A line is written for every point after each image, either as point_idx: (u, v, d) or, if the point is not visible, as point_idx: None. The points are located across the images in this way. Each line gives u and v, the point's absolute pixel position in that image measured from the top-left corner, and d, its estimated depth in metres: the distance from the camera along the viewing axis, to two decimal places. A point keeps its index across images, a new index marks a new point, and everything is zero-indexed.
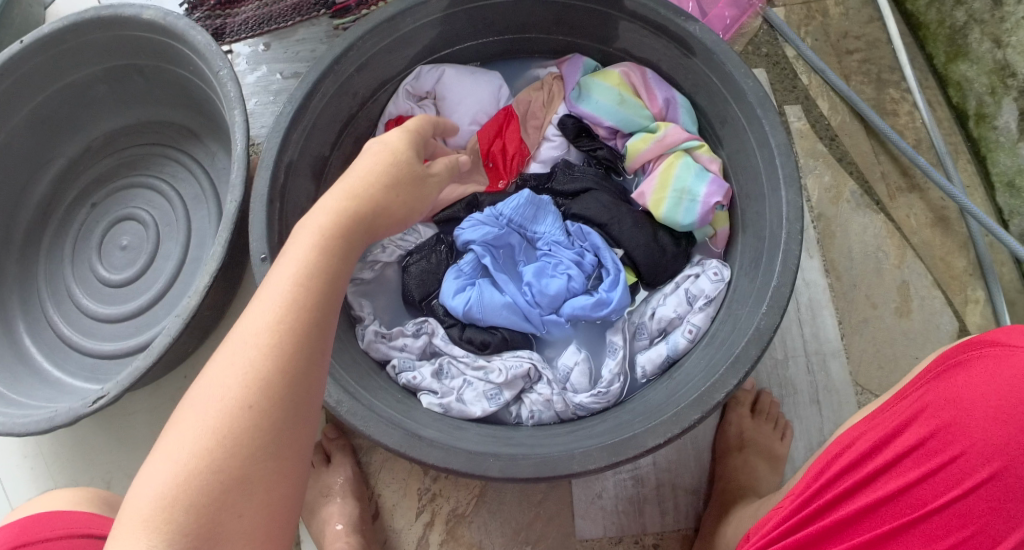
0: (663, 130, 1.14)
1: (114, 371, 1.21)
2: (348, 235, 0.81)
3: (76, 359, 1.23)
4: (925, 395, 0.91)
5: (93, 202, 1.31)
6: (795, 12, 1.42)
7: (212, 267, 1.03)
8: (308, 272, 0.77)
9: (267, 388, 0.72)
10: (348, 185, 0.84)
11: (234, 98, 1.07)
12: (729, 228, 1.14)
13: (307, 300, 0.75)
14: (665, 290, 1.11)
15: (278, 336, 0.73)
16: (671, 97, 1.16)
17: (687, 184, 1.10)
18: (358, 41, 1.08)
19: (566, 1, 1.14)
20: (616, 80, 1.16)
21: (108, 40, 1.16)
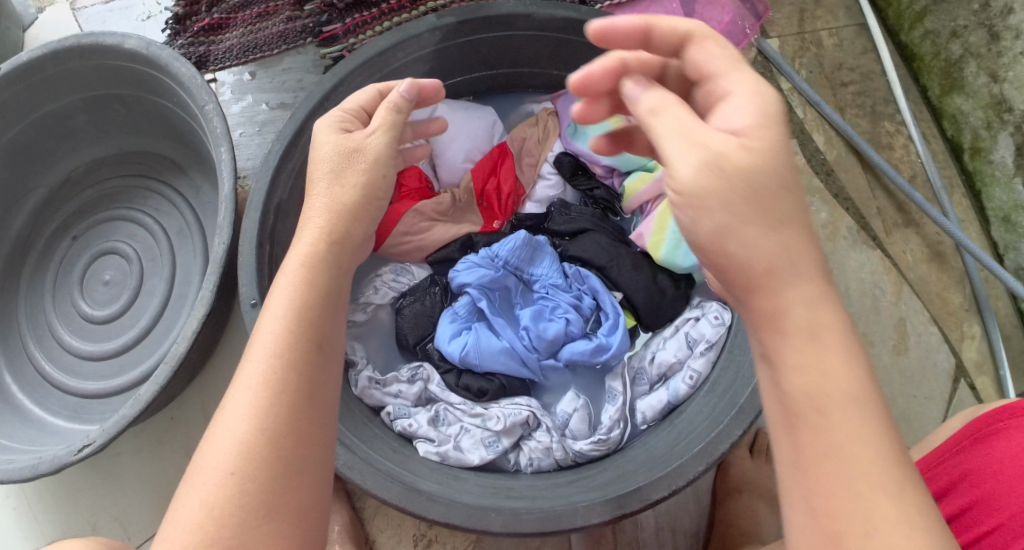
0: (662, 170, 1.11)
1: (99, 411, 1.17)
2: (324, 280, 0.79)
3: (58, 397, 1.19)
4: (961, 463, 0.89)
5: (73, 235, 1.27)
6: (790, 43, 1.40)
7: (201, 312, 0.99)
8: (289, 330, 0.75)
9: (251, 450, 0.71)
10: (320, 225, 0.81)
11: (219, 135, 1.02)
12: None
13: (291, 359, 0.74)
14: (665, 334, 1.10)
15: (259, 403, 0.72)
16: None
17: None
18: (349, 76, 1.05)
19: (562, 35, 1.12)
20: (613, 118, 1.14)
21: (87, 68, 1.12)
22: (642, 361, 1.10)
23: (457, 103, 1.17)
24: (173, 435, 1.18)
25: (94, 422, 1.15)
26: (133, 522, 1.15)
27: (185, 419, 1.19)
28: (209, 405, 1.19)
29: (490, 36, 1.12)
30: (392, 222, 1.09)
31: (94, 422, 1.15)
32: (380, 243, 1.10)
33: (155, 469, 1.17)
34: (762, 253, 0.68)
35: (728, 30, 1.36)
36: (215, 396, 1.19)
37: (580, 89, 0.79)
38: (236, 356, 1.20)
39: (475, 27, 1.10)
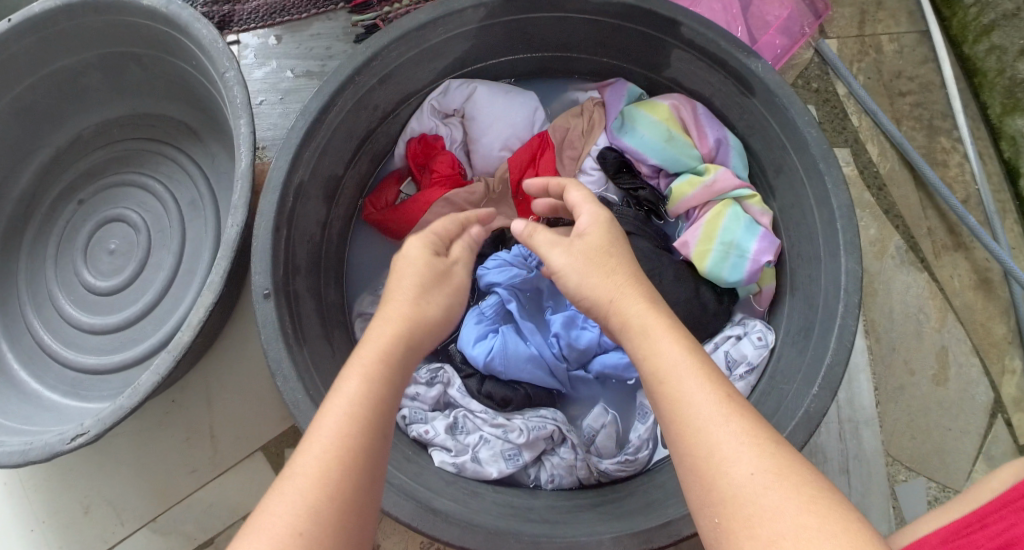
0: (712, 175, 1.05)
1: (98, 389, 1.10)
2: (409, 351, 0.77)
3: (55, 370, 1.11)
4: (1012, 529, 0.78)
5: (80, 199, 1.18)
6: (848, 46, 1.32)
7: (209, 299, 0.90)
8: (362, 423, 0.70)
9: (321, 514, 0.66)
10: (383, 339, 0.77)
11: (240, 105, 0.94)
12: (775, 285, 1.06)
13: (341, 485, 0.67)
14: None
15: (339, 464, 0.68)
16: (723, 137, 1.07)
17: (736, 237, 1.02)
18: (383, 50, 0.96)
19: (614, 21, 1.04)
20: (664, 114, 1.08)
21: (104, 24, 1.03)
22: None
23: (497, 88, 1.09)
24: (173, 419, 1.11)
25: (92, 400, 1.08)
26: (129, 507, 1.09)
27: (186, 403, 1.11)
28: (213, 389, 1.11)
29: (538, 17, 1.04)
30: (420, 209, 1.04)
31: (92, 401, 1.08)
32: (408, 231, 1.05)
33: (153, 453, 1.10)
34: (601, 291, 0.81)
35: (785, 27, 1.29)
36: (220, 380, 1.12)
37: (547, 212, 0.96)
38: (245, 338, 1.13)
39: (523, 6, 1.01)
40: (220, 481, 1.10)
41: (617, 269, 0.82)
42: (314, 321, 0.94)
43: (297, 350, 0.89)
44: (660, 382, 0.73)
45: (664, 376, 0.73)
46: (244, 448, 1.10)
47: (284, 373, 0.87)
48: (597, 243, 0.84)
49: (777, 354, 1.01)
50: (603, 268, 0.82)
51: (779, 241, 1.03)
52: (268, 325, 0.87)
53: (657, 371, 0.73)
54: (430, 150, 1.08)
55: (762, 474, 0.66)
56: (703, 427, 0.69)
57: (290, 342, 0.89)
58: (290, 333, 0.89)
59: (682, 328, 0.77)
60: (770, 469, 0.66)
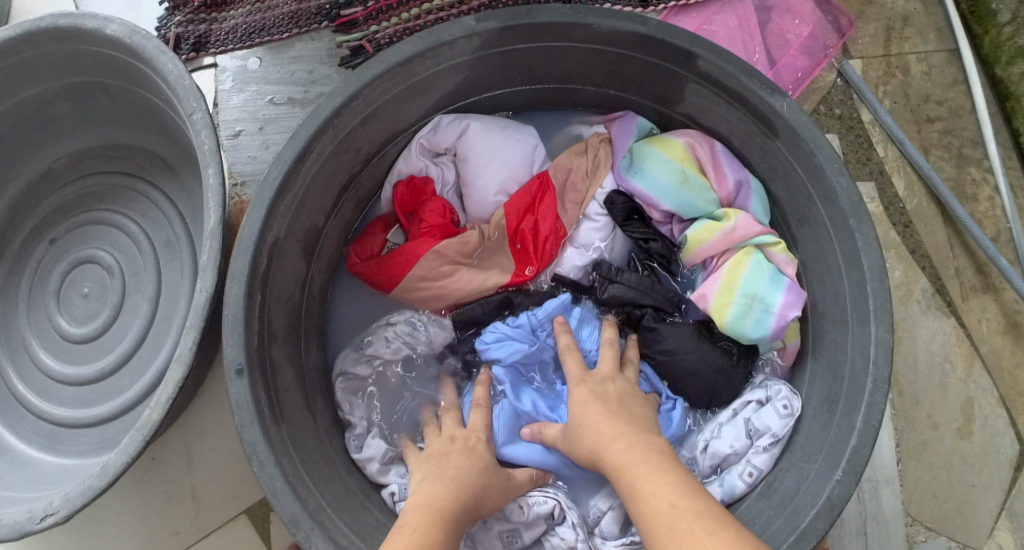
0: (731, 221, 0.96)
1: (76, 443, 1.01)
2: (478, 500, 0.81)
3: (30, 422, 1.03)
4: None
5: (51, 238, 1.08)
6: (873, 67, 1.22)
7: (179, 372, 0.81)
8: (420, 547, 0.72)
9: None
10: (426, 511, 0.77)
11: (208, 152, 0.84)
12: (800, 342, 0.97)
13: None
14: (720, 418, 0.95)
15: None
16: (743, 179, 0.98)
17: (760, 289, 0.94)
18: (365, 88, 0.86)
19: (623, 51, 0.93)
20: (679, 154, 0.98)
21: (67, 53, 0.94)
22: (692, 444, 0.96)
23: (493, 123, 1.00)
24: (156, 477, 1.01)
25: (68, 456, 1.00)
26: None
27: (165, 461, 1.01)
28: (194, 448, 1.02)
29: (540, 46, 0.93)
30: (407, 264, 0.95)
31: (68, 458, 1.00)
32: (393, 286, 0.96)
33: (121, 513, 1.01)
34: (590, 436, 0.82)
35: (807, 46, 1.18)
36: (203, 437, 1.02)
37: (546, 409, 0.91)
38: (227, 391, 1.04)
39: (521, 35, 0.91)
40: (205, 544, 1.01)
41: (598, 420, 0.83)
42: (295, 392, 0.86)
43: (274, 431, 0.80)
44: (624, 477, 0.77)
45: (628, 470, 0.77)
46: (227, 511, 1.01)
47: (260, 457, 0.77)
48: (580, 410, 0.85)
49: (799, 422, 0.93)
50: (590, 431, 0.83)
51: (804, 293, 0.95)
52: (241, 406, 0.78)
53: (625, 473, 0.77)
54: (420, 195, 0.99)
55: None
56: (657, 523, 0.71)
57: (267, 421, 0.79)
58: (267, 413, 0.80)
59: (650, 441, 0.80)
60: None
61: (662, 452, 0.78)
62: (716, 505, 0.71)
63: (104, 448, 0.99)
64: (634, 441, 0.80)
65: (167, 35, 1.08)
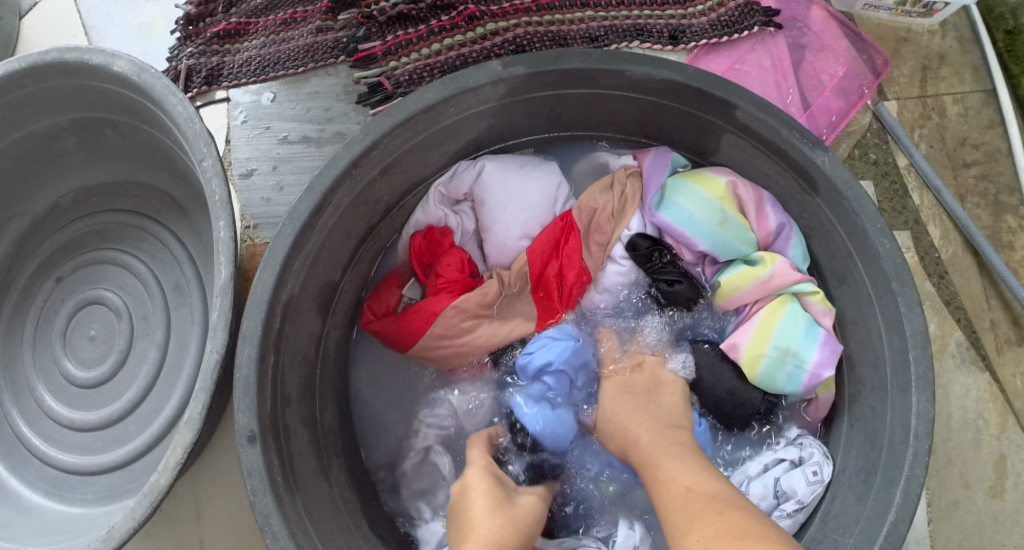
0: (769, 268, 0.92)
1: (81, 491, 0.97)
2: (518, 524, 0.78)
3: (35, 466, 0.99)
4: None
5: (57, 276, 1.04)
6: (908, 109, 1.18)
7: (187, 436, 0.76)
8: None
9: None
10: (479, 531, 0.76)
11: (219, 204, 0.79)
12: (834, 394, 0.92)
13: None
14: (749, 470, 0.91)
15: None
16: (786, 222, 0.93)
17: (795, 342, 0.90)
18: (385, 137, 0.81)
19: (659, 101, 0.89)
20: (719, 191, 0.93)
21: (74, 88, 0.90)
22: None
23: (515, 163, 0.96)
24: (163, 529, 0.97)
25: (74, 505, 0.96)
26: None
27: (174, 514, 0.97)
28: (203, 498, 0.97)
29: (571, 93, 0.89)
30: (426, 320, 0.90)
31: (74, 506, 0.95)
32: (412, 344, 0.91)
33: None
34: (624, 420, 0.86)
35: (841, 86, 1.14)
36: (214, 488, 0.97)
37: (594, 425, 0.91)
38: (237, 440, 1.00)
39: (549, 82, 0.86)
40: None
41: (627, 419, 0.86)
42: (308, 456, 0.82)
43: (287, 500, 0.75)
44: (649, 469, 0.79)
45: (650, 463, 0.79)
46: None
47: (273, 529, 0.73)
48: (610, 403, 0.89)
49: (832, 490, 0.89)
50: (620, 427, 0.86)
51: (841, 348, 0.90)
52: (253, 475, 0.73)
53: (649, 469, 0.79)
54: (438, 247, 0.95)
55: (705, 538, 0.66)
56: (671, 513, 0.72)
57: (280, 491, 0.75)
58: (280, 481, 0.76)
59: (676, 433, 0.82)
60: (712, 533, 0.66)
61: (682, 445, 0.80)
62: (728, 494, 0.72)
63: (111, 498, 0.94)
64: (658, 435, 0.82)
65: (178, 68, 1.05)
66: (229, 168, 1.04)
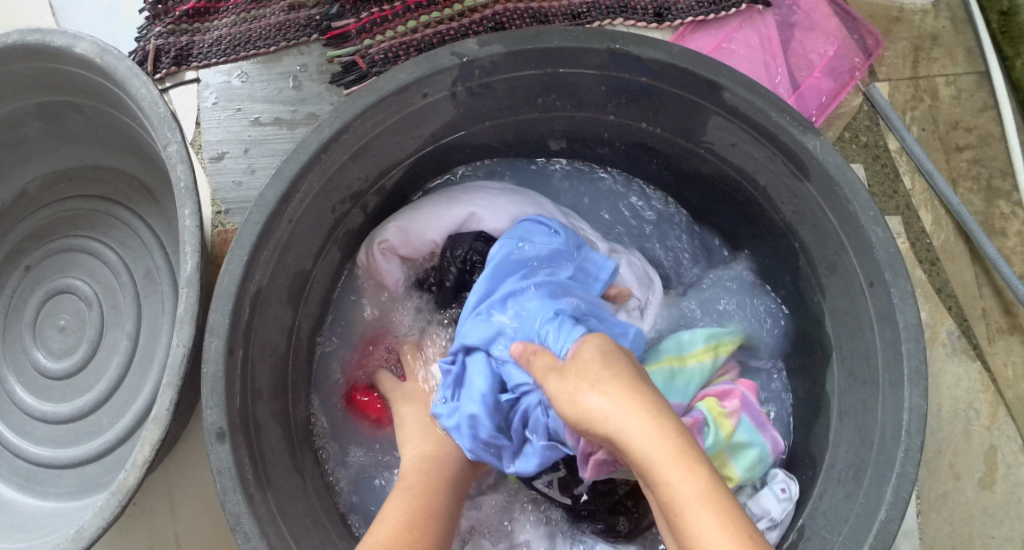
0: None
1: (53, 485, 0.94)
2: None
3: (7, 461, 0.95)
4: None
5: (26, 265, 1.01)
6: (901, 91, 1.15)
7: (157, 432, 0.73)
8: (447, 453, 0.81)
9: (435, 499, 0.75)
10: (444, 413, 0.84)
11: (184, 190, 0.75)
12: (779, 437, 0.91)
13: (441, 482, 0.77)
14: None
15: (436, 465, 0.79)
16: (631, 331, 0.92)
17: (747, 453, 0.88)
18: (356, 120, 0.78)
19: (642, 82, 0.85)
20: None
21: (37, 71, 0.86)
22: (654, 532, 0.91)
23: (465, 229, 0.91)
24: (136, 526, 0.93)
25: (46, 499, 0.92)
26: None
27: (146, 509, 0.93)
28: (176, 493, 0.94)
29: (551, 73, 0.85)
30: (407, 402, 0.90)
31: (46, 500, 0.92)
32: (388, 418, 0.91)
33: None
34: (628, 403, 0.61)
35: (832, 67, 1.11)
36: (187, 482, 0.94)
37: (593, 356, 0.66)
38: None
39: (531, 62, 0.83)
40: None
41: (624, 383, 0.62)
42: (278, 452, 0.79)
43: (259, 499, 0.72)
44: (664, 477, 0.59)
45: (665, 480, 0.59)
46: None
47: (244, 529, 0.69)
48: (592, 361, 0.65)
49: (820, 486, 0.86)
50: (600, 409, 0.61)
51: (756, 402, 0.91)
52: (222, 473, 0.70)
53: (662, 491, 0.59)
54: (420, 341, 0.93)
55: None
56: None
57: (251, 489, 0.72)
58: (251, 479, 0.72)
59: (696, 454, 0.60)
60: None
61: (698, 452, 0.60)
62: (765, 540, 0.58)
63: (83, 493, 0.91)
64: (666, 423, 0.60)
65: (146, 48, 1.00)
66: (200, 152, 1.00)
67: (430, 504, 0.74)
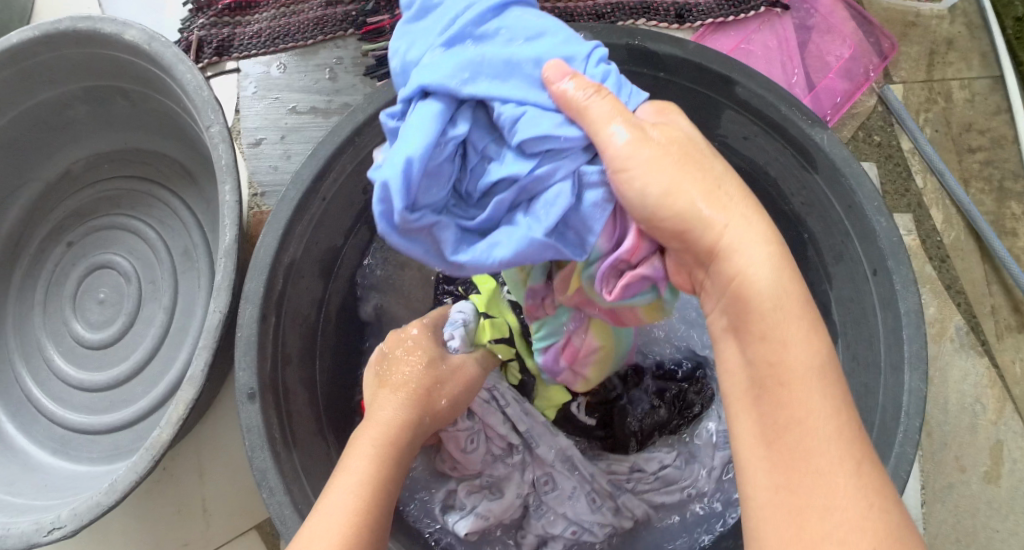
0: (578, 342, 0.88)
1: (88, 449, 0.99)
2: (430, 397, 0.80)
3: (44, 425, 1.01)
4: None
5: (68, 241, 1.07)
6: (915, 93, 1.18)
7: (190, 392, 0.78)
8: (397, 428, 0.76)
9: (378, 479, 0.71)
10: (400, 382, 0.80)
11: (225, 168, 0.80)
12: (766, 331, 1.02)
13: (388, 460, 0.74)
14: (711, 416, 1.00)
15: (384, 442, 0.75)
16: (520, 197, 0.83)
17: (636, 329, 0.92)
18: (387, 105, 0.82)
19: (658, 76, 0.89)
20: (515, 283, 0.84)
21: (87, 57, 0.92)
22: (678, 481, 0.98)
23: None
24: (166, 489, 0.98)
25: (79, 462, 0.97)
26: None
27: (176, 473, 0.98)
28: (205, 459, 0.98)
29: None
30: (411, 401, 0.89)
31: (79, 463, 0.97)
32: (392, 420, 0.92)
33: (127, 523, 0.98)
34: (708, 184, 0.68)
35: (848, 68, 1.14)
36: (215, 448, 0.99)
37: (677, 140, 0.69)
38: None
39: None
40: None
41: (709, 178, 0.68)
42: (304, 416, 0.83)
43: (285, 457, 0.77)
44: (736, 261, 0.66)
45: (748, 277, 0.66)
46: (236, 525, 0.98)
47: (270, 484, 0.74)
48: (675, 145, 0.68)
49: None
50: (723, 217, 0.67)
51: None
52: (252, 431, 0.75)
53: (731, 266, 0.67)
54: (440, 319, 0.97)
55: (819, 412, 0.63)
56: (834, 484, 0.60)
57: (277, 447, 0.76)
58: (278, 439, 0.77)
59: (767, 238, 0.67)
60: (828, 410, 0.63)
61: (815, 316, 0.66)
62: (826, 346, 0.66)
63: (116, 456, 0.96)
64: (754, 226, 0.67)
65: (190, 39, 1.06)
66: (239, 138, 1.05)
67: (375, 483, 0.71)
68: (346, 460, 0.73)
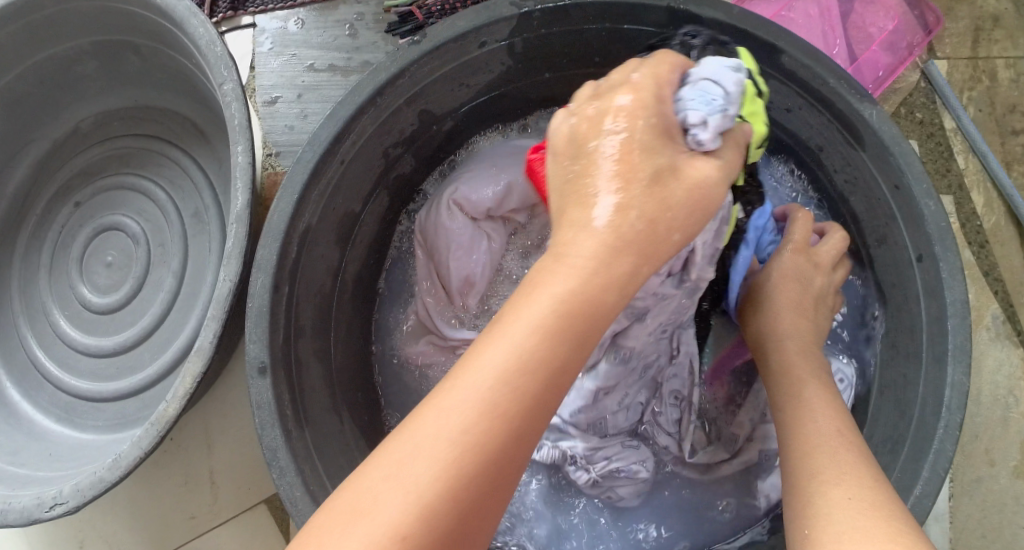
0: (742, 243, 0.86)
1: (93, 418, 0.96)
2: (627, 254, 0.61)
3: (48, 392, 0.98)
4: None
5: (75, 201, 1.03)
6: (959, 69, 1.12)
7: (201, 362, 0.75)
8: (572, 304, 0.60)
9: (535, 376, 0.58)
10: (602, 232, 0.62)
11: (239, 127, 0.76)
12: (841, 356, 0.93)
13: (557, 350, 0.59)
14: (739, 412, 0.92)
15: (557, 325, 0.59)
16: None
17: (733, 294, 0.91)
18: (412, 64, 0.77)
19: (700, 41, 0.84)
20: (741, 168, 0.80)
21: (96, 9, 0.88)
22: (731, 431, 0.92)
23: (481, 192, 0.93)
24: (173, 461, 0.95)
25: (85, 431, 0.94)
26: None
27: (183, 446, 0.95)
28: (213, 431, 0.95)
29: (610, 29, 0.85)
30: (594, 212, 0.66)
31: (85, 432, 0.94)
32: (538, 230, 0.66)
33: (132, 494, 0.95)
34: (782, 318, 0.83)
35: (892, 41, 1.09)
36: (224, 420, 0.95)
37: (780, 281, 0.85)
38: None
39: (591, 14, 0.82)
40: (218, 533, 0.94)
41: (793, 305, 0.83)
42: (318, 391, 0.79)
43: (296, 434, 0.73)
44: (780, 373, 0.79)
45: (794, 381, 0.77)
46: (246, 499, 0.95)
47: (280, 464, 0.70)
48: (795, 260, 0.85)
49: None
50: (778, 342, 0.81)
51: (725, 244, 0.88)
52: (262, 407, 0.71)
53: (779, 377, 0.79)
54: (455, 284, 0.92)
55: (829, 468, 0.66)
56: (826, 469, 0.66)
57: (289, 426, 0.72)
58: (290, 416, 0.73)
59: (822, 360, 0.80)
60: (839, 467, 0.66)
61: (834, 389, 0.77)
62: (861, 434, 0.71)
63: (123, 425, 0.93)
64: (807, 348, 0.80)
65: None
66: (253, 96, 1.01)
67: (529, 380, 0.58)
68: (495, 335, 0.59)
